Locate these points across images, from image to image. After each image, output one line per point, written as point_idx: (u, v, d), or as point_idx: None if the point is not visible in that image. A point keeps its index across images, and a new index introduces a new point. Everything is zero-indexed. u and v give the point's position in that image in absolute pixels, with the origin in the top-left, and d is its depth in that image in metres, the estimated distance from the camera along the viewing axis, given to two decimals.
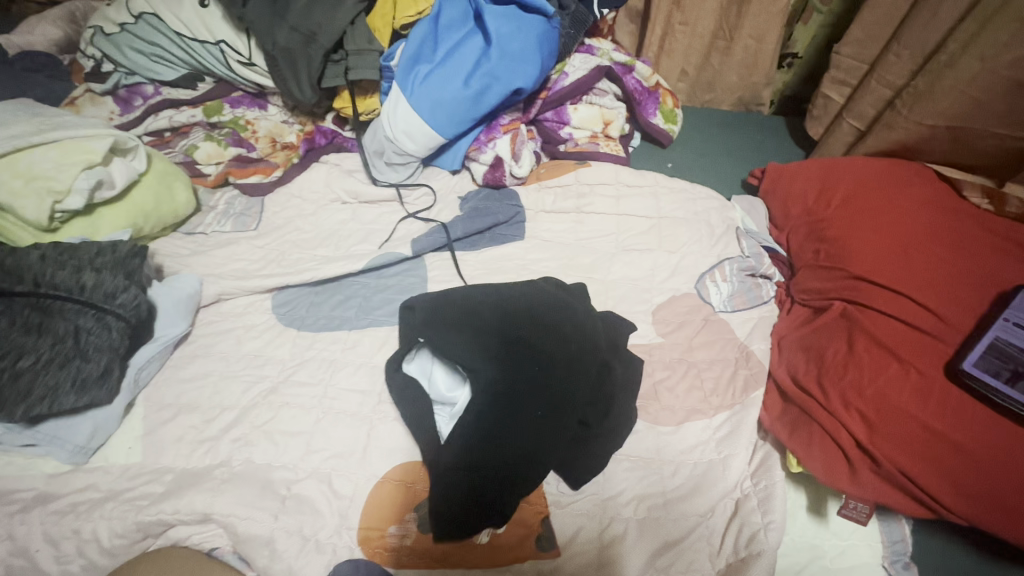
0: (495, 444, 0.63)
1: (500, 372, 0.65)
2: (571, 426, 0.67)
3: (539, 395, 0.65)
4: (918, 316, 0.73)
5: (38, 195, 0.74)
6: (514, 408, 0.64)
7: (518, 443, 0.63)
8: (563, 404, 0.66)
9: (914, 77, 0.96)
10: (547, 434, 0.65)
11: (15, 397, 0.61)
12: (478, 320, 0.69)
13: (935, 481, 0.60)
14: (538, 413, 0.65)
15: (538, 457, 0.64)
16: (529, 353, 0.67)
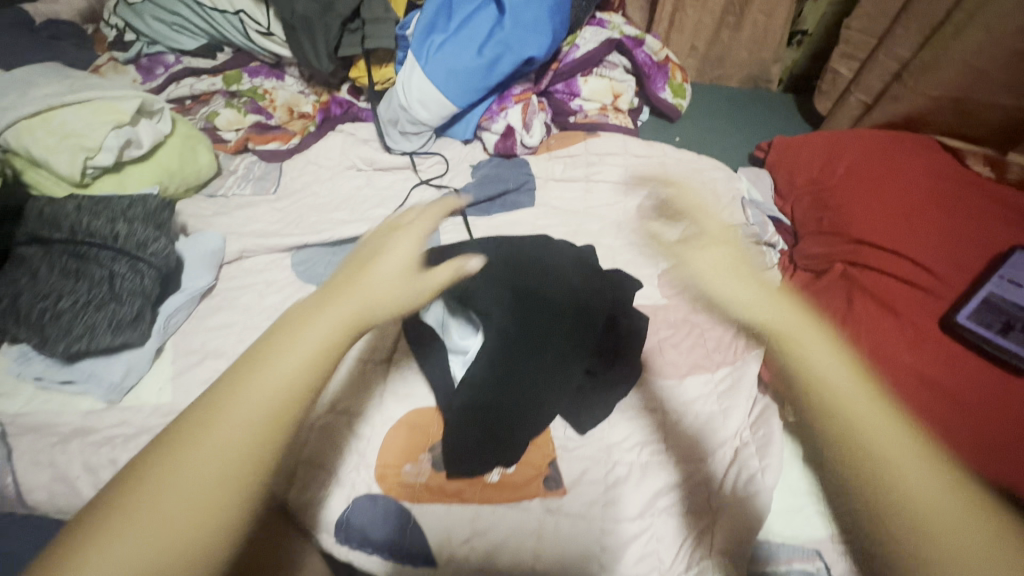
0: (508, 387, 0.66)
1: (512, 318, 0.68)
2: (578, 373, 0.71)
3: (549, 343, 0.68)
4: (916, 275, 0.75)
5: (71, 151, 0.78)
6: (526, 354, 0.67)
7: (528, 385, 0.67)
8: (571, 352, 0.70)
9: (920, 50, 0.98)
10: (556, 379, 0.68)
11: (58, 334, 0.66)
12: (492, 272, 0.71)
13: (926, 426, 0.64)
14: (546, 359, 0.68)
15: (546, 400, 0.68)
16: (540, 306, 0.69)
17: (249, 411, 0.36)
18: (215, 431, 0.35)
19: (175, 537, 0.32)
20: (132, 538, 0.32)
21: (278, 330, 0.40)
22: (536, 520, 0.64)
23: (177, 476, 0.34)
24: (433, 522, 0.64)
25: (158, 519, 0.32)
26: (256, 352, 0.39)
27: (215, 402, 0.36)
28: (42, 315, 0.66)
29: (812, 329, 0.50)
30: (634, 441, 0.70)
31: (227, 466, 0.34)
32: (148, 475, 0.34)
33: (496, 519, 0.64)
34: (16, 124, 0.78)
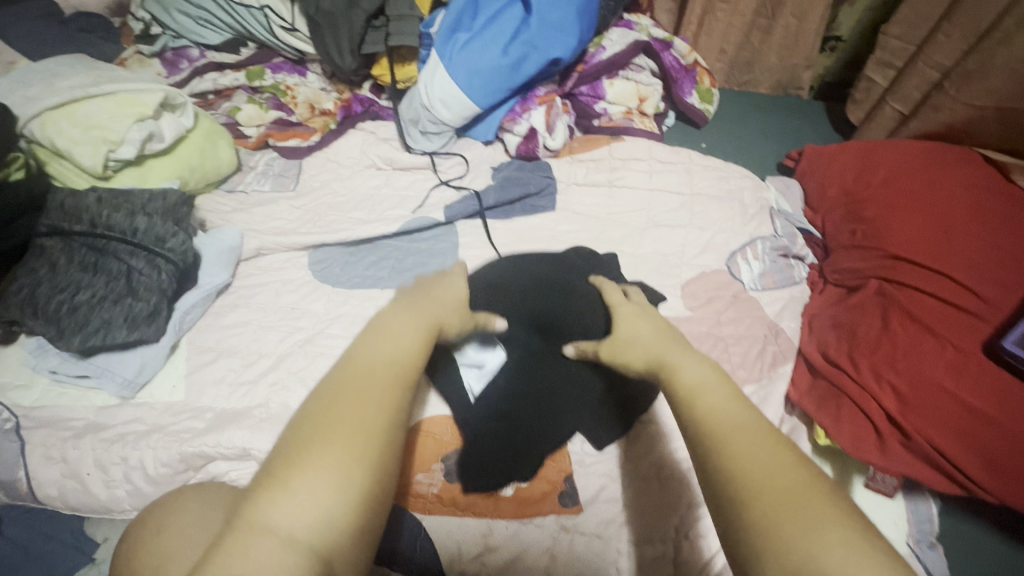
0: (520, 400, 0.67)
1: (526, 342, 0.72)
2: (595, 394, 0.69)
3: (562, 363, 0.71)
4: (957, 295, 0.72)
5: (94, 143, 0.77)
6: (542, 372, 0.69)
7: (543, 402, 0.68)
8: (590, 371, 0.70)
9: (964, 58, 0.93)
10: (570, 397, 0.69)
11: (74, 327, 0.66)
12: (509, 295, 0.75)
13: (964, 454, 0.60)
14: (562, 376, 0.70)
15: (558, 416, 0.67)
16: (556, 328, 0.72)
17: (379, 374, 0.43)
18: (359, 391, 0.41)
19: (350, 472, 0.37)
20: (316, 474, 0.36)
21: (379, 327, 0.49)
22: (550, 537, 0.62)
23: (338, 423, 0.39)
24: (443, 537, 0.62)
25: (330, 458, 0.37)
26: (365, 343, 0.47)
27: (347, 373, 0.43)
28: (59, 308, 0.66)
29: (693, 352, 0.51)
30: (655, 459, 0.67)
31: (375, 415, 0.41)
32: (311, 429, 0.39)
33: (509, 535, 0.62)
34: (40, 115, 0.77)
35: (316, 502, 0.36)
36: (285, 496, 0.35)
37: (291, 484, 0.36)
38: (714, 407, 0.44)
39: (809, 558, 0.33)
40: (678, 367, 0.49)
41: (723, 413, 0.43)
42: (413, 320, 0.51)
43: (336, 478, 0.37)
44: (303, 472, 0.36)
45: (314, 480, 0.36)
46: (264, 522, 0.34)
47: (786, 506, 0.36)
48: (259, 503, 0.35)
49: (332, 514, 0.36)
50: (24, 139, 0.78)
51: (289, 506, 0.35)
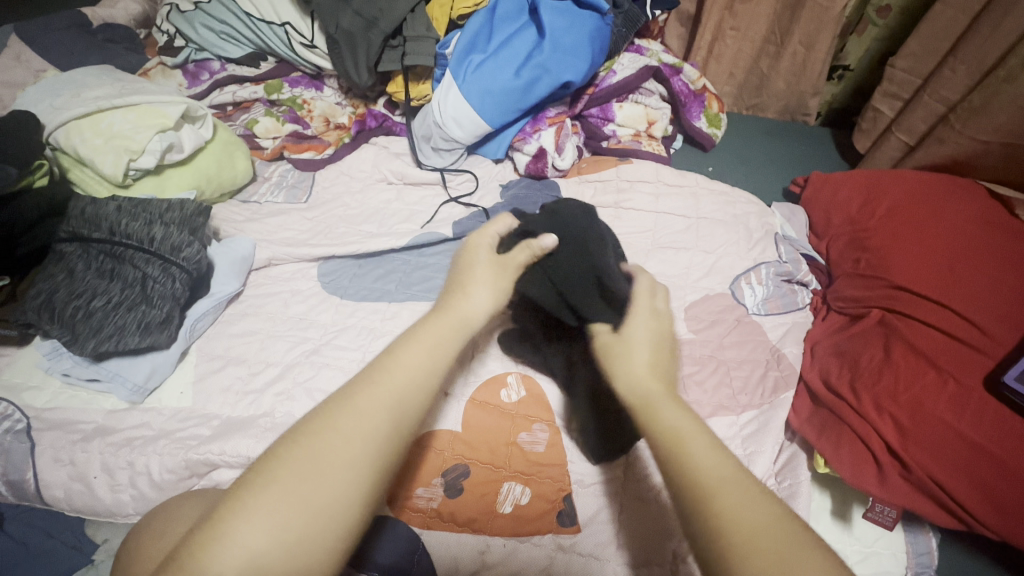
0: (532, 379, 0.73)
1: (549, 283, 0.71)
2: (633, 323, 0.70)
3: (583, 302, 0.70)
4: (960, 328, 0.72)
5: (116, 152, 0.80)
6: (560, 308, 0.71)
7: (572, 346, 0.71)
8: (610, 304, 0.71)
9: (969, 93, 0.95)
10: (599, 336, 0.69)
11: (89, 332, 0.68)
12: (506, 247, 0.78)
13: (964, 489, 0.61)
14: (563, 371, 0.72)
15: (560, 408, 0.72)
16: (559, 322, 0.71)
17: (356, 433, 0.45)
18: (317, 455, 0.44)
19: (285, 518, 0.41)
20: (265, 517, 0.41)
21: (388, 355, 0.51)
22: (547, 556, 0.63)
23: (297, 467, 0.43)
24: (442, 552, 0.62)
25: (270, 518, 0.41)
26: (366, 377, 0.49)
27: (328, 428, 0.45)
28: (75, 313, 0.68)
29: (677, 399, 0.50)
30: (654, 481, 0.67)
31: (340, 479, 0.43)
32: (263, 473, 0.43)
33: (506, 553, 0.63)
34: (66, 124, 0.81)
35: (253, 551, 0.40)
36: (224, 541, 0.40)
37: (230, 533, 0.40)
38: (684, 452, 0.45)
39: None
40: (657, 414, 0.49)
41: (704, 459, 0.44)
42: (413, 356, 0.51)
43: (283, 526, 0.41)
44: (241, 521, 0.41)
45: (249, 525, 0.40)
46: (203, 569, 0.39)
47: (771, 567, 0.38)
48: (203, 544, 0.40)
49: (267, 563, 0.40)
50: (49, 146, 0.81)
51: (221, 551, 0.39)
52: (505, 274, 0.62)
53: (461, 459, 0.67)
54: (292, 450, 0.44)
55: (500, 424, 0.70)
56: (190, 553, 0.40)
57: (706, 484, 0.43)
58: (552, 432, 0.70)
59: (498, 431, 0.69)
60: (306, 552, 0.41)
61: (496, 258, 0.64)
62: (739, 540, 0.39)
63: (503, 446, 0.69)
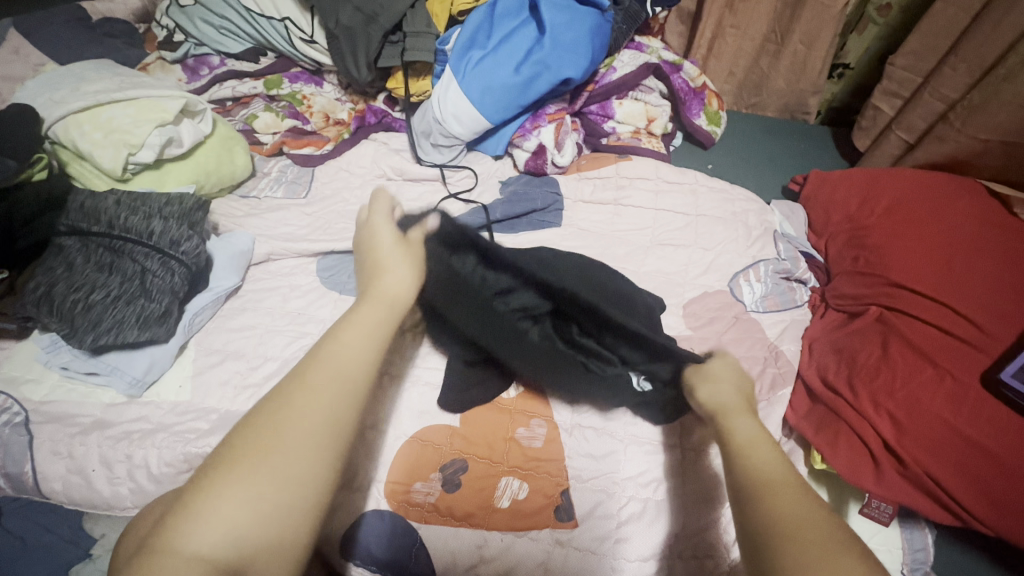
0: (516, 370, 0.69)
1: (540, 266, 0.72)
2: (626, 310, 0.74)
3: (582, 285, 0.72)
4: (958, 325, 0.73)
5: (115, 147, 0.80)
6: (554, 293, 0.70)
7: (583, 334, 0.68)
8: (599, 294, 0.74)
9: (969, 92, 0.95)
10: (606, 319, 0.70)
11: (88, 326, 0.68)
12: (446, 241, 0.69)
13: (960, 485, 0.62)
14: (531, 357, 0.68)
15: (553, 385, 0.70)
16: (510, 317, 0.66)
17: (310, 412, 0.46)
18: (277, 434, 0.45)
19: (254, 496, 0.43)
20: (233, 496, 0.42)
21: (328, 340, 0.52)
22: (545, 551, 0.62)
23: (261, 447, 0.44)
24: (440, 547, 0.62)
25: (240, 498, 0.42)
26: (314, 359, 0.50)
27: (284, 408, 0.46)
28: (74, 306, 0.69)
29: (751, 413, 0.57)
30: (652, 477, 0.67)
31: (299, 456, 0.45)
32: (227, 455, 0.45)
33: (504, 547, 0.63)
34: (65, 118, 0.81)
35: (224, 528, 0.41)
36: (193, 524, 0.41)
37: (203, 513, 0.41)
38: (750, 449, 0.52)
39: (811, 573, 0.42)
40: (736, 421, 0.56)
41: (763, 462, 0.51)
42: (355, 337, 0.52)
43: (253, 505, 0.42)
44: (211, 499, 0.42)
45: (221, 504, 0.42)
46: (176, 549, 0.40)
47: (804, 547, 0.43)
48: (172, 527, 0.41)
49: (242, 541, 0.41)
50: (48, 140, 0.81)
51: (195, 530, 0.41)
52: (418, 254, 0.62)
53: (459, 454, 0.67)
54: (251, 431, 0.46)
55: (498, 420, 0.70)
56: (163, 535, 0.41)
57: (763, 482, 0.49)
58: (550, 428, 0.70)
59: (496, 427, 0.70)
60: (276, 526, 0.43)
61: (402, 237, 0.63)
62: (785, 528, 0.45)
63: (501, 442, 0.69)
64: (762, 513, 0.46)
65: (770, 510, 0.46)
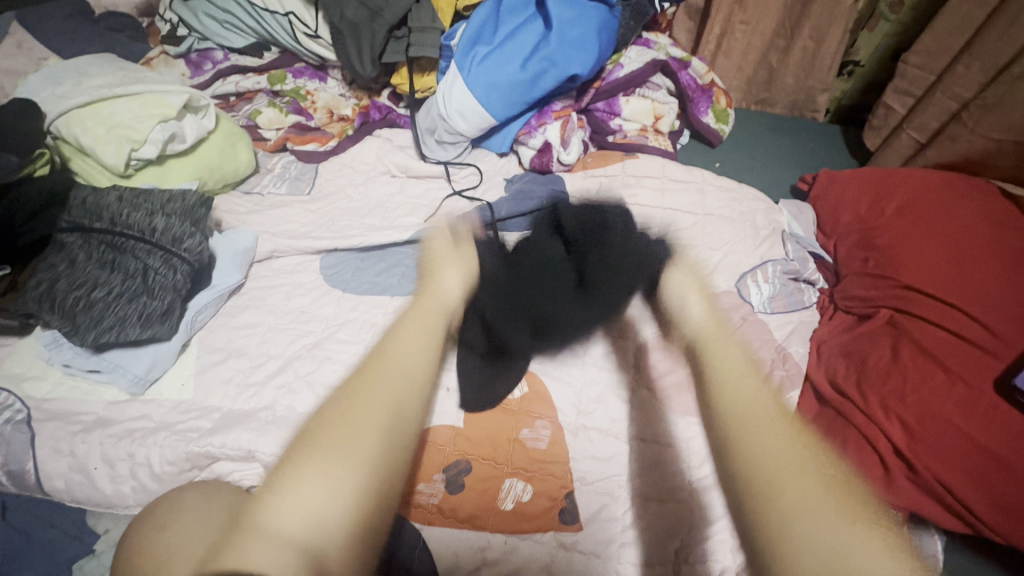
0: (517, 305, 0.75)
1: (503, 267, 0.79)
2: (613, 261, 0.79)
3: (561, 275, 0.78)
4: (970, 329, 0.71)
5: (118, 142, 0.79)
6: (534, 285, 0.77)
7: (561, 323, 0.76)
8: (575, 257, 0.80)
9: (984, 90, 0.93)
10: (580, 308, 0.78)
11: (90, 323, 0.68)
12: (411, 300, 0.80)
13: (973, 493, 0.60)
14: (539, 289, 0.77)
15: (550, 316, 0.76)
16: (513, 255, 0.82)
17: (385, 393, 0.50)
18: (356, 415, 0.47)
19: (335, 474, 0.44)
20: (312, 479, 0.43)
21: (387, 342, 0.56)
22: (548, 554, 0.62)
23: (338, 439, 0.46)
24: (443, 549, 0.62)
25: (322, 472, 0.44)
26: (379, 356, 0.54)
27: (362, 399, 0.49)
28: (76, 303, 0.68)
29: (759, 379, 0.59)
30: (657, 479, 0.67)
31: (374, 436, 0.47)
32: (311, 441, 0.46)
33: (507, 550, 0.62)
34: (68, 113, 0.80)
35: (307, 507, 0.42)
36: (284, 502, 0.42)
37: (281, 498, 0.43)
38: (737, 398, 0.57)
39: (793, 532, 0.46)
40: (714, 357, 0.63)
41: (752, 410, 0.56)
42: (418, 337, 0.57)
43: (331, 483, 0.43)
44: (297, 477, 0.43)
45: (308, 485, 0.43)
46: (262, 528, 0.41)
47: (798, 510, 0.47)
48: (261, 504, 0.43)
49: (324, 519, 0.42)
50: (51, 135, 0.81)
51: (282, 507, 0.42)
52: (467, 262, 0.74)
53: (463, 455, 0.67)
54: (329, 425, 0.47)
55: (501, 420, 0.70)
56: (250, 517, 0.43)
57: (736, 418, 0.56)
58: (554, 430, 0.70)
59: (501, 428, 0.69)
60: (353, 503, 0.43)
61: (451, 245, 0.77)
62: (787, 505, 0.48)
63: (506, 443, 0.68)
64: (767, 510, 0.48)
65: (753, 451, 0.53)
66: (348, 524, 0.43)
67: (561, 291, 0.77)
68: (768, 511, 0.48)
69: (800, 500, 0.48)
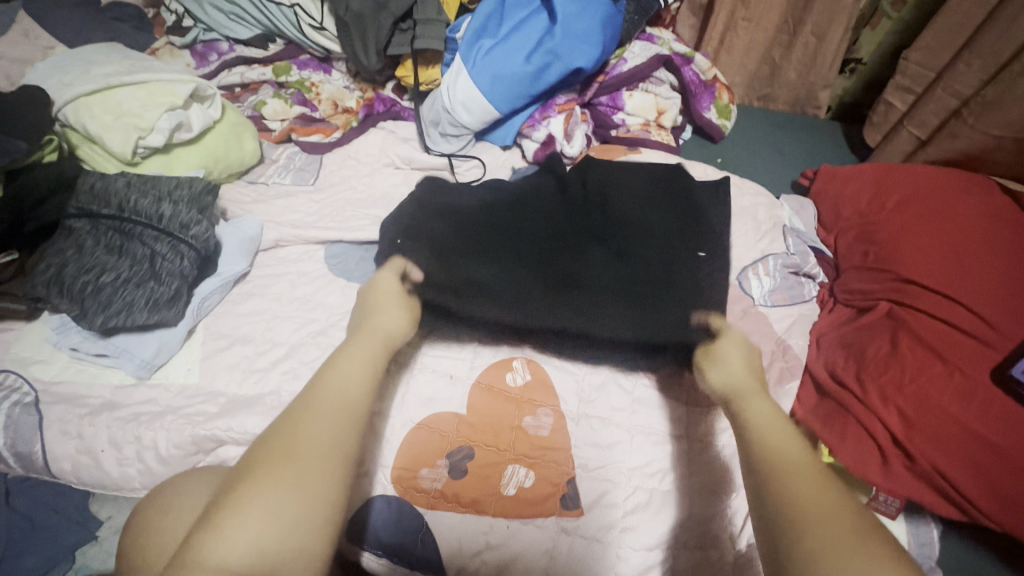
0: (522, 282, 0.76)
1: (542, 222, 0.83)
2: (661, 246, 0.79)
3: (570, 266, 0.77)
4: (969, 321, 0.72)
5: (125, 130, 0.80)
6: (518, 293, 0.74)
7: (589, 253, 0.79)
8: (617, 214, 0.83)
9: (984, 87, 0.94)
10: (603, 313, 0.73)
11: (97, 308, 0.68)
12: (428, 199, 0.84)
13: (968, 481, 0.62)
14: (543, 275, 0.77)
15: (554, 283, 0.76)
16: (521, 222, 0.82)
17: (314, 410, 0.51)
18: (299, 439, 0.48)
19: (280, 505, 0.44)
20: (255, 509, 0.44)
21: (327, 371, 0.56)
22: (549, 538, 0.62)
23: (284, 456, 0.47)
24: (446, 532, 0.63)
25: (286, 487, 0.45)
26: (312, 392, 0.53)
27: (291, 423, 0.50)
28: (85, 288, 0.69)
29: (767, 397, 0.61)
30: (657, 466, 0.68)
31: (315, 471, 0.47)
32: (252, 470, 0.46)
33: (509, 534, 0.63)
34: (76, 100, 0.81)
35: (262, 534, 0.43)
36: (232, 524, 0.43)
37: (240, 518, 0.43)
38: (767, 440, 0.53)
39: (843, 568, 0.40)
40: (748, 404, 0.59)
41: (771, 439, 0.53)
42: (365, 363, 0.59)
43: (282, 512, 0.44)
44: (243, 510, 0.44)
45: (247, 519, 0.43)
46: (203, 560, 0.41)
47: (846, 526, 0.43)
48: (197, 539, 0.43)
49: (264, 549, 0.43)
50: (59, 123, 0.82)
51: (223, 544, 0.42)
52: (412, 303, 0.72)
53: (466, 441, 0.68)
54: (272, 446, 0.48)
55: (503, 409, 0.70)
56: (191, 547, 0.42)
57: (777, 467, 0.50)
58: (556, 418, 0.70)
59: (503, 415, 0.70)
60: (297, 533, 0.44)
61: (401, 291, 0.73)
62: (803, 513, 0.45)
63: (508, 431, 0.69)
64: (776, 489, 0.48)
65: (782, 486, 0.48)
66: (301, 550, 0.44)
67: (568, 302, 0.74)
68: (795, 539, 0.43)
69: (804, 493, 0.46)
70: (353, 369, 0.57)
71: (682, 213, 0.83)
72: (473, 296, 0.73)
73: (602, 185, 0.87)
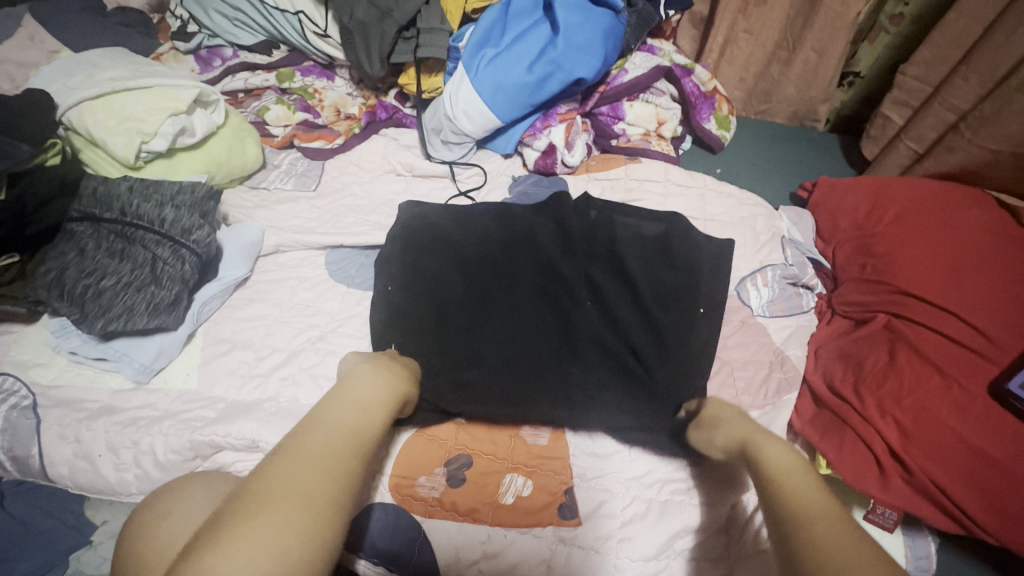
0: (504, 346, 0.74)
1: (539, 264, 0.81)
2: (651, 305, 0.77)
3: (566, 317, 0.76)
4: (966, 334, 0.73)
5: (128, 135, 0.80)
6: (503, 354, 0.73)
7: (588, 302, 0.78)
8: (618, 261, 0.81)
9: (981, 102, 0.95)
10: (593, 377, 0.72)
11: (98, 311, 0.69)
12: (422, 236, 0.84)
13: (965, 493, 0.62)
14: (527, 328, 0.75)
15: (540, 340, 0.74)
16: (509, 276, 0.80)
17: (331, 445, 0.49)
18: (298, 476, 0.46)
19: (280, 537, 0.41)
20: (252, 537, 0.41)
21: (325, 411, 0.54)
22: (547, 549, 0.62)
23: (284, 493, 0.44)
24: (443, 542, 0.62)
25: (284, 518, 0.42)
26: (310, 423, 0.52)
27: (302, 446, 0.49)
28: (85, 291, 0.69)
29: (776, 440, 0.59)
30: (655, 477, 0.68)
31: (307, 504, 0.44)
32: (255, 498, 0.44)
33: (507, 543, 0.62)
34: (80, 104, 0.81)
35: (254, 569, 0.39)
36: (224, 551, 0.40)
37: (230, 547, 0.40)
38: (796, 491, 0.51)
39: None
40: (764, 444, 0.58)
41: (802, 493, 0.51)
42: (370, 391, 0.58)
43: (277, 548, 0.41)
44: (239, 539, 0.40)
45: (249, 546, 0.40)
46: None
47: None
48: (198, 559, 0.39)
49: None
50: (63, 126, 0.82)
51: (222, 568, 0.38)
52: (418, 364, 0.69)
53: (464, 450, 0.68)
54: (275, 477, 0.45)
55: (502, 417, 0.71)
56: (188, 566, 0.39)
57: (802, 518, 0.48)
58: (555, 428, 0.71)
59: (502, 424, 0.70)
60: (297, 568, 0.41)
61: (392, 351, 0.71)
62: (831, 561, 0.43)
63: (506, 439, 0.69)
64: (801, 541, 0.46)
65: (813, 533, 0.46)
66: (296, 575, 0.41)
67: (552, 368, 0.72)
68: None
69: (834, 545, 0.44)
70: (372, 411, 0.56)
71: (678, 279, 0.80)
72: (456, 354, 0.73)
73: (607, 232, 0.85)
